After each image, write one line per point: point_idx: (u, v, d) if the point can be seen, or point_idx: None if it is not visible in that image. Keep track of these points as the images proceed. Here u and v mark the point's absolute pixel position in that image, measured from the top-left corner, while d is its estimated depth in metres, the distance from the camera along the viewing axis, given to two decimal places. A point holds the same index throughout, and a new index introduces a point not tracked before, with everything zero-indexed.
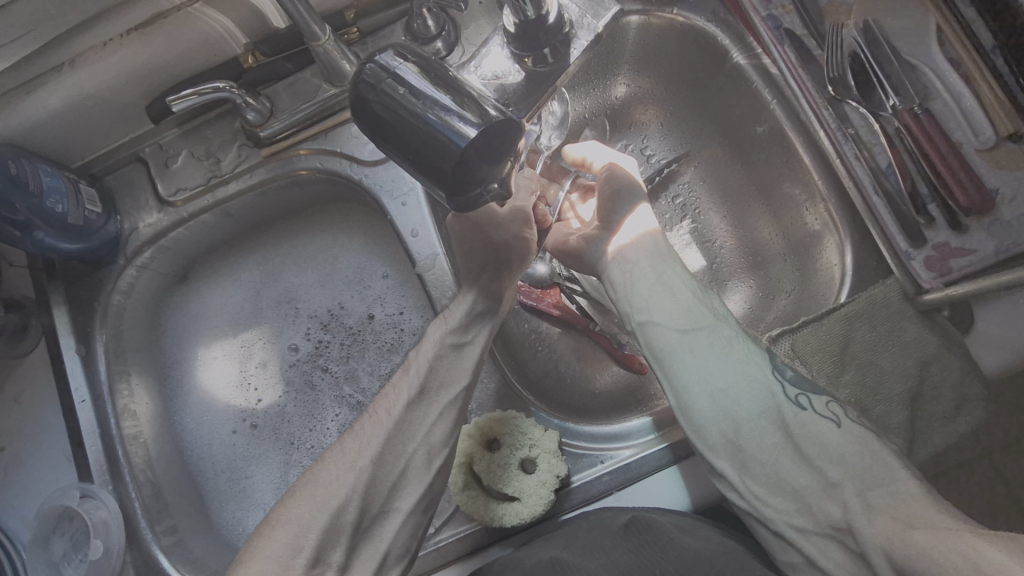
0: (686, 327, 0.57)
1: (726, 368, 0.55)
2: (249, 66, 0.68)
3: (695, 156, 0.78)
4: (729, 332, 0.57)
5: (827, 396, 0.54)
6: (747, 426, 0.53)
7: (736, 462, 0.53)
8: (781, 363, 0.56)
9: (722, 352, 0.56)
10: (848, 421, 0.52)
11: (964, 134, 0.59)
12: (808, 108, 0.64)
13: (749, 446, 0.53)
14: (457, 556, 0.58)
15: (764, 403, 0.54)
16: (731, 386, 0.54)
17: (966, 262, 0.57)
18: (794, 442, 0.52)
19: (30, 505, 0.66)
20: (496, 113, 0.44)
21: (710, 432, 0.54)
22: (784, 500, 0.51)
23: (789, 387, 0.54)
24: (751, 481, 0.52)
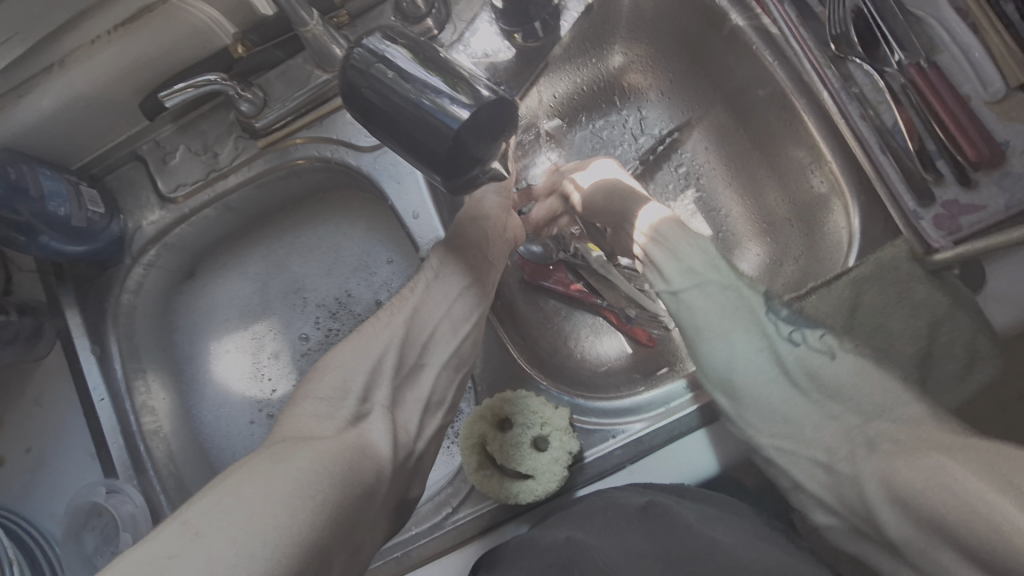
0: (684, 284, 0.58)
1: (721, 314, 0.56)
2: (240, 57, 0.68)
3: (696, 123, 0.77)
4: (724, 282, 0.58)
5: (821, 330, 0.55)
6: (742, 367, 0.55)
7: (733, 398, 0.54)
8: (776, 303, 0.57)
9: (716, 302, 0.57)
10: (842, 352, 0.53)
11: (972, 86, 0.57)
12: (810, 68, 0.63)
13: (744, 382, 0.54)
14: (475, 533, 0.59)
15: (757, 341, 0.55)
16: (727, 330, 0.56)
17: (976, 219, 0.55)
18: (787, 375, 0.54)
19: (59, 503, 0.68)
20: (488, 93, 0.43)
21: (709, 374, 0.56)
22: (778, 428, 0.53)
23: (782, 325, 0.56)
24: (749, 415, 0.54)
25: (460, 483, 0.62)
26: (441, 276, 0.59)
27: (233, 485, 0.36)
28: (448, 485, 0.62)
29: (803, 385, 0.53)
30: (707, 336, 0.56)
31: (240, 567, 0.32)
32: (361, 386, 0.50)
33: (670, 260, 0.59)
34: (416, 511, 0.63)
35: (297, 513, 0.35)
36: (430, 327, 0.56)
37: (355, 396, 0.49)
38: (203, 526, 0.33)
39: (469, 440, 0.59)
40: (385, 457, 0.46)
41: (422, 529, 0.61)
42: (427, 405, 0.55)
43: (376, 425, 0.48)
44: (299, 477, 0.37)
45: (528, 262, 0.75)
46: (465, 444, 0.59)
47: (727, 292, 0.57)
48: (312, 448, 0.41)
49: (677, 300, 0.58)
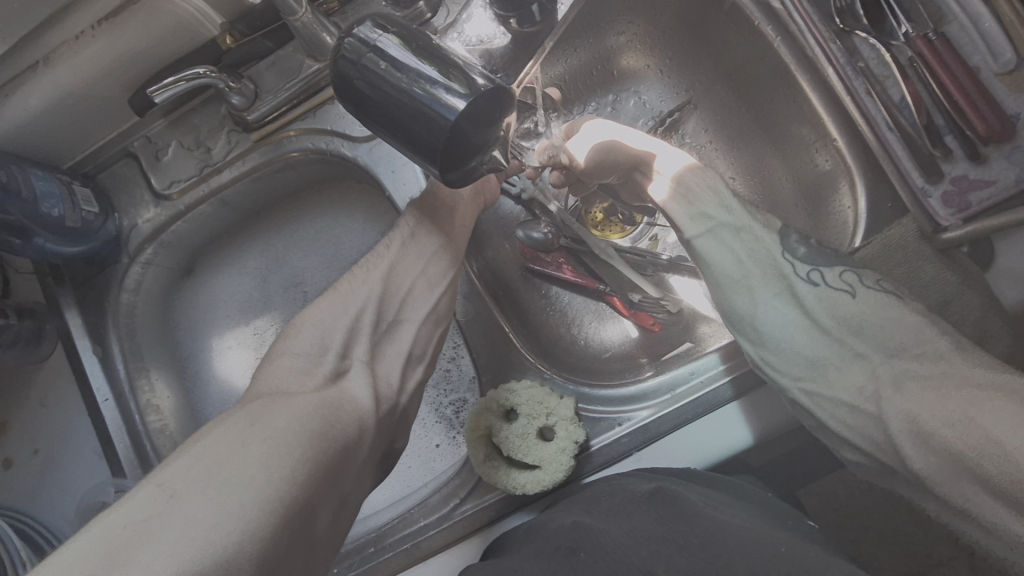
0: (697, 230, 0.55)
1: (736, 259, 0.53)
2: (229, 47, 0.66)
3: (697, 103, 0.76)
4: (737, 223, 0.55)
5: (842, 266, 0.53)
6: (763, 312, 0.52)
7: (758, 343, 0.53)
8: (793, 242, 0.54)
9: (732, 245, 0.54)
10: (864, 288, 0.51)
11: (982, 57, 0.55)
12: (814, 43, 0.61)
13: (767, 328, 0.52)
14: (484, 523, 0.59)
15: (776, 285, 0.53)
16: (746, 274, 0.53)
17: (986, 194, 0.55)
18: (812, 316, 0.52)
19: (69, 503, 0.68)
20: (483, 81, 0.42)
21: (732, 320, 0.54)
22: (803, 370, 0.51)
23: (800, 265, 0.53)
24: (773, 358, 0.52)
25: (467, 474, 0.62)
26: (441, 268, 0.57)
27: (204, 447, 0.35)
28: (455, 477, 0.63)
29: (828, 326, 0.51)
30: (722, 291, 0.54)
31: (217, 527, 0.32)
32: (339, 344, 0.49)
33: (681, 205, 0.56)
34: (424, 502, 0.63)
35: (273, 472, 0.35)
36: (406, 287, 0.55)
37: (334, 351, 0.48)
38: (178, 488, 0.33)
39: (475, 432, 0.60)
40: (367, 409, 0.45)
41: (430, 521, 0.61)
42: (410, 357, 0.54)
43: (355, 380, 0.47)
44: (274, 438, 0.37)
45: (528, 249, 0.73)
46: (471, 436, 0.60)
47: (742, 234, 0.54)
48: (290, 405, 0.40)
49: (690, 248, 0.55)
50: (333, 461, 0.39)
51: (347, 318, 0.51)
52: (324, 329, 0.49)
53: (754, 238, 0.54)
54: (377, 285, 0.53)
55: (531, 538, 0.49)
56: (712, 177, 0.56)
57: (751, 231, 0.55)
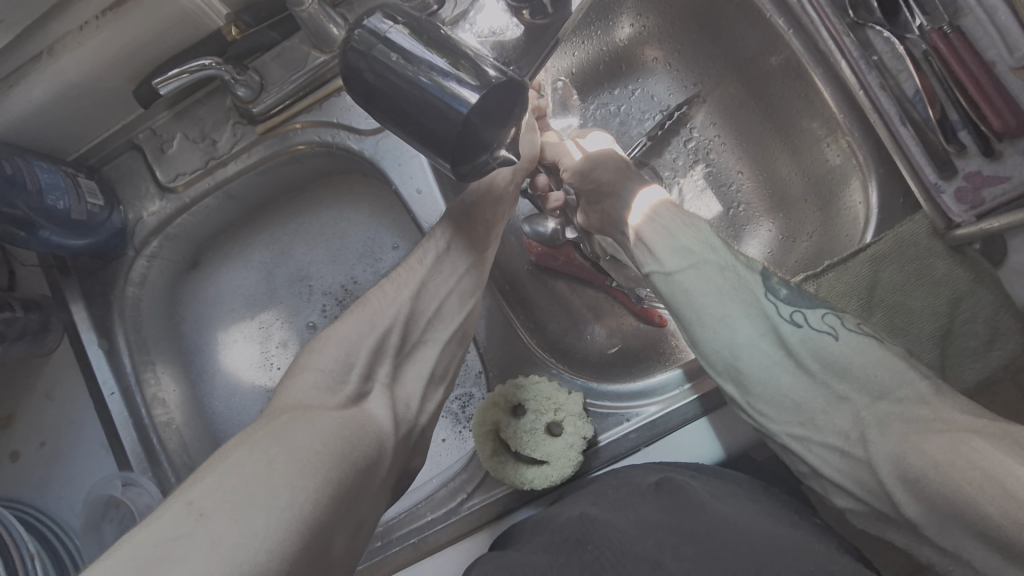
0: (676, 266, 0.55)
1: (717, 297, 0.53)
2: (234, 39, 0.66)
3: (706, 95, 0.74)
4: (719, 261, 0.54)
5: (824, 308, 0.51)
6: (746, 352, 0.51)
7: (741, 386, 0.51)
8: (774, 283, 0.54)
9: (711, 284, 0.53)
10: (847, 331, 0.50)
11: (997, 51, 0.54)
12: (827, 36, 0.60)
13: (750, 369, 0.50)
14: (490, 518, 0.59)
15: (760, 324, 0.51)
16: (728, 313, 0.52)
17: (1000, 191, 0.54)
18: (795, 359, 0.50)
19: (77, 495, 0.68)
20: (495, 73, 0.42)
21: (712, 361, 0.52)
22: (790, 415, 0.49)
23: (783, 306, 0.52)
24: (758, 403, 0.51)
25: (474, 469, 0.62)
26: (449, 262, 0.57)
27: (232, 468, 0.35)
28: (462, 471, 0.63)
29: (813, 369, 0.49)
30: (703, 330, 0.52)
31: (251, 546, 0.31)
32: (363, 363, 0.49)
33: (663, 240, 0.56)
34: (430, 496, 0.63)
35: (301, 492, 0.35)
36: (435, 305, 0.55)
37: (357, 371, 0.48)
38: (207, 507, 0.33)
39: (483, 427, 0.59)
40: (388, 431, 0.46)
41: (437, 516, 0.61)
42: (430, 378, 0.54)
43: (377, 402, 0.47)
44: (302, 459, 0.37)
45: (535, 245, 0.71)
46: (478, 430, 0.59)
47: (723, 272, 0.54)
48: (313, 424, 0.40)
49: (670, 282, 0.55)
50: (349, 471, 0.39)
51: (373, 336, 0.50)
52: (348, 343, 0.49)
53: (739, 278, 0.54)
54: (405, 304, 0.53)
55: (538, 532, 0.49)
56: (692, 218, 0.58)
57: (735, 271, 0.54)
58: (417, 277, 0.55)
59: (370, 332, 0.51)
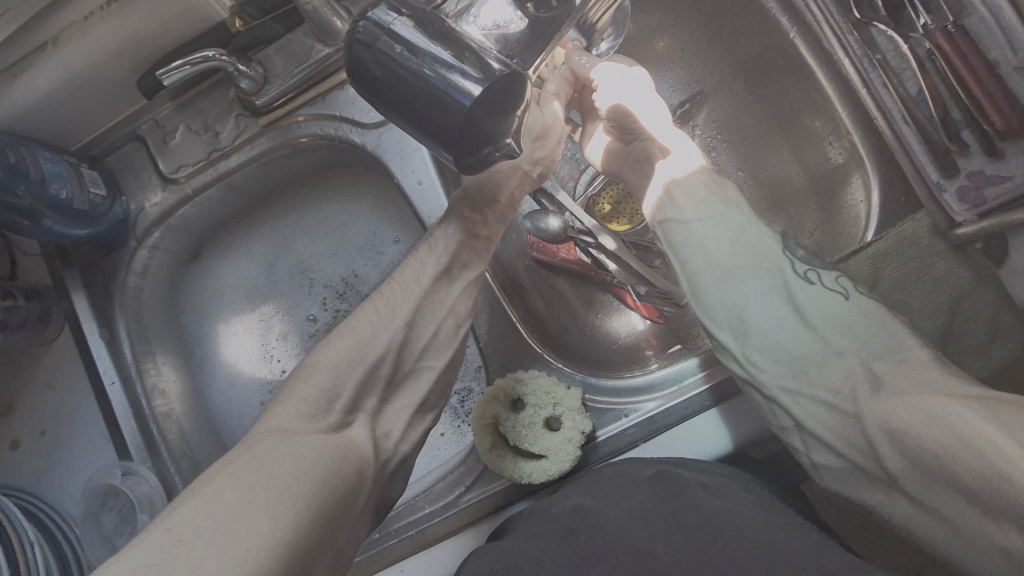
0: (697, 215, 0.56)
1: (733, 247, 0.54)
2: (238, 31, 0.66)
3: (709, 92, 0.73)
4: (739, 217, 0.55)
5: (837, 271, 0.53)
6: (753, 305, 0.52)
7: (740, 336, 0.52)
8: (793, 244, 0.55)
9: (730, 237, 0.54)
10: (856, 294, 0.51)
11: (1001, 50, 0.53)
12: (831, 34, 0.60)
13: (755, 321, 0.51)
14: (489, 511, 0.59)
15: (772, 280, 0.52)
16: (739, 265, 0.53)
17: (1003, 190, 0.54)
18: (801, 314, 0.51)
19: (77, 485, 0.68)
20: (499, 65, 0.41)
21: (713, 310, 0.53)
22: (785, 367, 0.50)
23: (798, 264, 0.53)
24: (755, 353, 0.51)
25: (473, 462, 0.62)
26: (453, 254, 0.56)
27: (216, 495, 0.35)
28: (461, 465, 0.63)
29: (816, 324, 0.50)
30: (713, 278, 0.53)
31: (240, 552, 0.32)
32: (350, 394, 0.48)
33: (687, 195, 0.57)
34: (429, 489, 0.63)
35: (287, 515, 0.35)
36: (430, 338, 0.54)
37: (342, 404, 0.48)
38: (185, 533, 0.33)
39: (482, 420, 0.59)
40: (369, 457, 0.45)
41: (435, 509, 0.61)
42: (419, 408, 0.53)
43: (359, 429, 0.47)
44: (286, 483, 0.37)
45: (536, 240, 0.72)
46: (478, 424, 0.60)
47: (745, 228, 0.55)
48: (296, 455, 0.39)
49: (687, 230, 0.56)
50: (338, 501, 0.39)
51: (360, 370, 0.49)
52: (336, 374, 0.48)
53: (758, 235, 0.54)
54: (400, 333, 0.52)
55: (534, 517, 0.49)
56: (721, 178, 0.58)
57: (757, 228, 0.55)
58: (413, 300, 0.54)
59: (362, 355, 0.50)
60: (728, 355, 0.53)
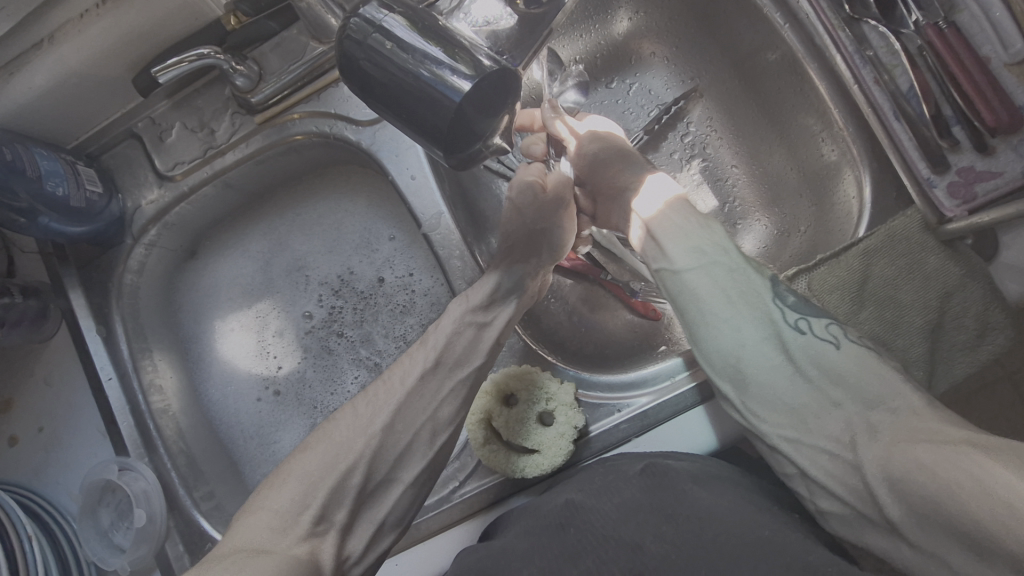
0: (687, 263, 0.55)
1: (725, 297, 0.53)
2: (233, 29, 0.66)
3: (703, 90, 0.74)
4: (730, 264, 0.55)
5: (828, 320, 0.52)
6: (749, 356, 0.51)
7: (738, 387, 0.52)
8: (783, 290, 0.54)
9: (721, 284, 0.53)
10: (849, 343, 0.51)
11: (993, 48, 0.54)
12: (823, 31, 0.60)
13: (750, 370, 0.51)
14: (482, 506, 0.60)
15: (764, 329, 0.52)
16: (734, 315, 0.52)
17: (993, 186, 0.54)
18: (795, 365, 0.50)
19: (74, 480, 0.69)
20: (490, 62, 0.42)
21: (712, 361, 0.53)
22: (783, 417, 0.50)
23: (789, 312, 0.52)
24: (753, 403, 0.51)
25: (467, 457, 0.63)
26: None
27: None
28: (455, 459, 0.63)
29: (811, 375, 0.49)
30: (707, 329, 0.53)
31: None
32: (321, 504, 0.45)
33: (673, 237, 0.56)
34: (424, 484, 0.64)
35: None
36: (409, 435, 0.52)
37: (310, 515, 0.45)
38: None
39: (475, 416, 0.60)
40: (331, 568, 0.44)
41: (430, 502, 0.62)
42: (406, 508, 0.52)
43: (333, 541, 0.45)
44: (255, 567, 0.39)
45: None
46: (472, 419, 0.60)
47: (734, 275, 0.54)
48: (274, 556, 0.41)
49: (679, 282, 0.55)
50: None
51: (332, 459, 0.48)
52: (321, 468, 0.47)
53: (749, 281, 0.54)
54: (376, 436, 0.50)
55: (524, 516, 0.49)
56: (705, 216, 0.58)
57: (747, 275, 0.54)
58: (394, 401, 0.52)
59: (342, 453, 0.49)
60: (729, 404, 0.53)
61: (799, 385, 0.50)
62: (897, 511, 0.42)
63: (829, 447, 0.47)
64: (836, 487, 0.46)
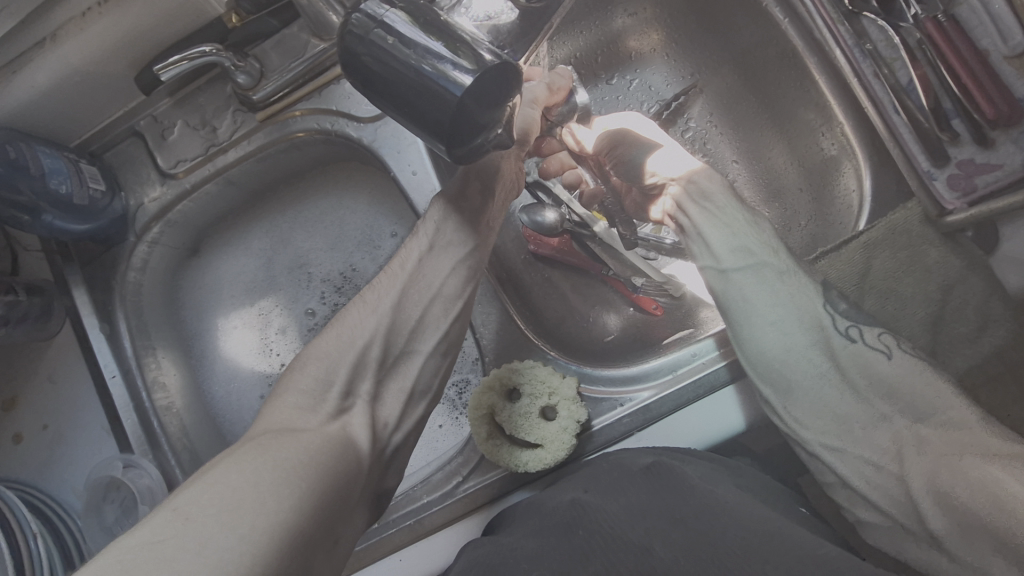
0: (734, 264, 0.56)
1: (776, 302, 0.54)
2: (234, 26, 0.67)
3: (703, 85, 0.74)
4: (781, 267, 0.55)
5: (880, 328, 0.53)
6: (796, 359, 0.52)
7: (781, 391, 0.52)
8: (834, 296, 0.55)
9: (773, 287, 0.54)
10: (900, 353, 0.51)
11: (992, 41, 0.54)
12: (823, 25, 0.60)
13: (797, 376, 0.52)
14: (484, 501, 0.60)
15: (814, 335, 0.52)
16: (785, 318, 0.53)
17: (993, 178, 0.54)
18: (842, 372, 0.51)
19: (78, 477, 0.69)
20: (490, 57, 0.42)
21: (754, 360, 0.53)
22: (826, 424, 0.51)
23: (839, 319, 0.53)
24: (797, 409, 0.52)
25: (471, 452, 0.63)
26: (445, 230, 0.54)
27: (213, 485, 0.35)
28: (458, 455, 0.63)
29: (858, 384, 0.51)
30: (756, 328, 0.53)
31: (232, 551, 0.31)
32: (344, 377, 0.47)
33: (720, 233, 0.57)
34: (428, 479, 0.64)
35: (285, 500, 0.34)
36: (418, 315, 0.52)
37: (335, 391, 0.46)
38: (192, 512, 0.32)
39: (478, 411, 0.60)
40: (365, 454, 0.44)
41: (433, 498, 0.62)
42: (412, 395, 0.52)
43: (357, 418, 0.46)
44: (289, 467, 0.36)
45: (533, 232, 0.73)
46: (474, 414, 0.60)
47: (784, 279, 0.55)
48: (297, 438, 0.39)
49: (727, 281, 0.56)
50: (335, 490, 0.38)
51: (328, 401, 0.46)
52: (328, 361, 0.47)
53: (800, 286, 0.55)
54: (385, 316, 0.50)
55: (528, 513, 0.50)
56: (755, 218, 0.58)
57: (797, 279, 0.55)
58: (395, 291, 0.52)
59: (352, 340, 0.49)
60: (768, 406, 0.53)
61: (839, 392, 0.51)
62: (939, 522, 0.43)
63: (873, 460, 0.48)
64: (873, 491, 0.48)
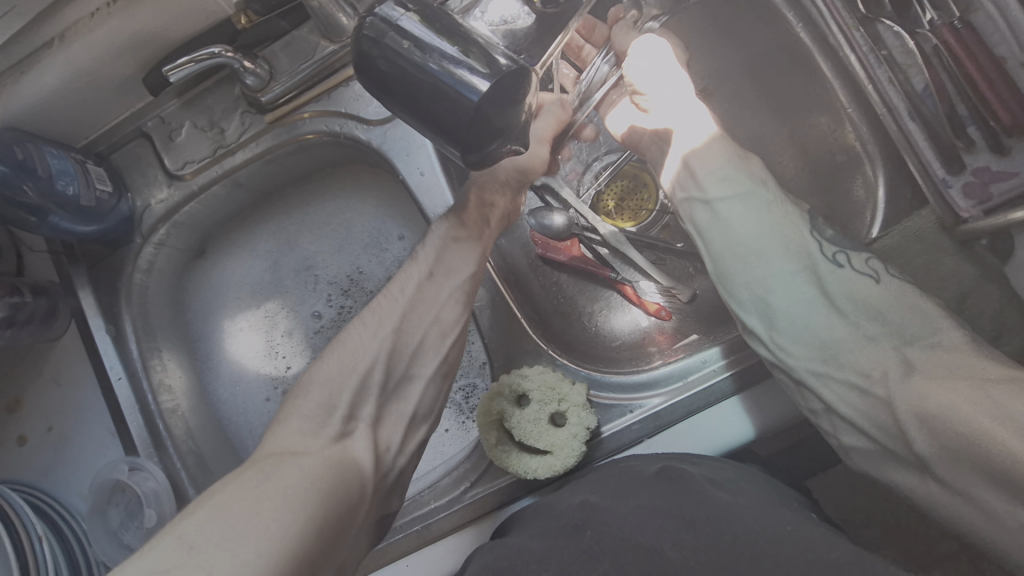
0: (720, 196, 0.58)
1: (760, 233, 0.56)
2: (244, 27, 0.66)
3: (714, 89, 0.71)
4: (766, 199, 0.57)
5: (866, 254, 0.55)
6: (776, 287, 0.55)
7: (765, 319, 0.55)
8: (821, 225, 0.57)
9: (754, 219, 0.57)
10: (888, 277, 0.54)
11: (1008, 47, 0.53)
12: (837, 30, 0.60)
13: (781, 304, 0.54)
14: (493, 507, 0.59)
15: (799, 262, 0.55)
16: (767, 250, 0.56)
17: (1009, 186, 0.54)
18: (826, 295, 0.54)
19: (84, 480, 0.69)
20: (506, 60, 0.41)
21: (740, 293, 0.56)
22: (811, 349, 0.53)
23: (827, 245, 0.56)
24: (782, 336, 0.54)
25: (478, 457, 0.63)
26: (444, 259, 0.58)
27: (223, 502, 0.36)
28: (466, 460, 0.63)
29: (845, 309, 0.53)
30: (738, 262, 0.56)
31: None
32: (346, 404, 0.48)
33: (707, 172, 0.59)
34: (435, 484, 0.64)
35: (289, 521, 0.35)
36: (417, 339, 0.55)
37: (339, 415, 0.48)
38: (197, 541, 0.33)
39: (487, 416, 0.60)
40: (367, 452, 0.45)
41: (441, 503, 0.62)
42: (411, 412, 0.53)
43: (360, 443, 0.46)
44: (291, 495, 0.37)
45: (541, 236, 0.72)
46: (484, 419, 0.60)
47: (771, 210, 0.57)
48: (297, 464, 0.40)
49: (710, 212, 0.58)
50: (340, 499, 0.39)
51: (353, 379, 0.50)
52: (338, 392, 0.48)
53: (785, 216, 0.57)
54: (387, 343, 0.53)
55: (537, 515, 0.50)
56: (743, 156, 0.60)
57: (782, 210, 0.57)
58: (398, 311, 0.55)
59: (354, 365, 0.51)
60: (756, 338, 0.55)
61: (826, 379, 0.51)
62: None
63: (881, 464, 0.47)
64: None
